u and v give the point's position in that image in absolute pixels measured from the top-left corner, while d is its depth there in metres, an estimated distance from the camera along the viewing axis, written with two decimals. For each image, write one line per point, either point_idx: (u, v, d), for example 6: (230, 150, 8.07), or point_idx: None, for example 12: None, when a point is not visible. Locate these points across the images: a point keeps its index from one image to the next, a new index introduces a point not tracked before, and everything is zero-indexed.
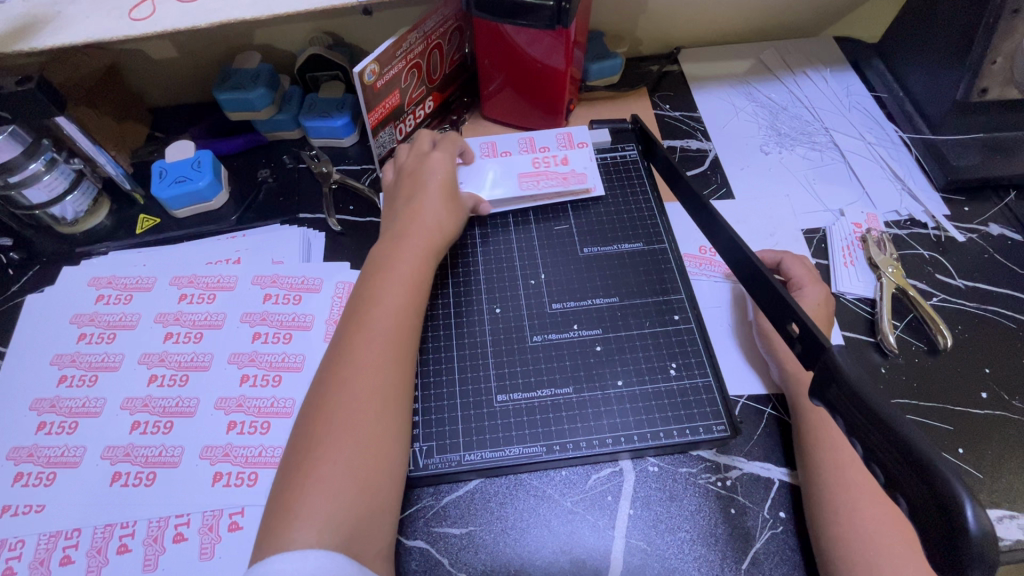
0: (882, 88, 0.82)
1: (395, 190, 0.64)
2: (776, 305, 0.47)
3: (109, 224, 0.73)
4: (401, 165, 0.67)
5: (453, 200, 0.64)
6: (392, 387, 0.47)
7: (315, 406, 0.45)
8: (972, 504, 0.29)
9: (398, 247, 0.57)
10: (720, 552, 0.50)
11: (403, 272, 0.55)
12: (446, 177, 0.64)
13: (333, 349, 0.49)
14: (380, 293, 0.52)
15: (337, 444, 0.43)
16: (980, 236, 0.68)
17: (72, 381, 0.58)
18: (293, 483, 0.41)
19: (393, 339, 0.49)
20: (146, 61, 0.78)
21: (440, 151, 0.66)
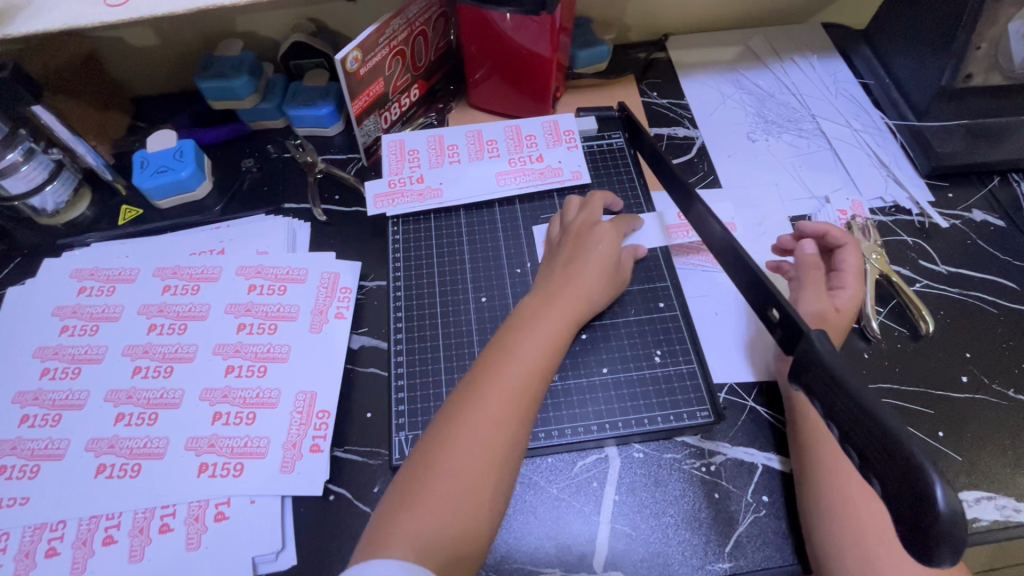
0: (868, 75, 0.82)
1: (554, 254, 0.60)
2: (757, 294, 0.47)
3: (91, 215, 0.72)
4: (568, 226, 0.62)
5: (612, 272, 0.59)
6: (518, 430, 0.44)
7: (439, 428, 0.44)
8: (941, 482, 0.30)
9: (548, 301, 0.54)
10: (703, 536, 0.51)
11: (553, 313, 0.52)
12: (608, 251, 0.59)
13: (472, 374, 0.47)
14: (527, 334, 0.50)
15: (449, 471, 0.42)
16: (963, 223, 0.69)
17: (55, 374, 0.58)
18: (400, 494, 0.41)
19: (530, 379, 0.47)
20: (126, 49, 0.77)
21: (610, 224, 0.62)
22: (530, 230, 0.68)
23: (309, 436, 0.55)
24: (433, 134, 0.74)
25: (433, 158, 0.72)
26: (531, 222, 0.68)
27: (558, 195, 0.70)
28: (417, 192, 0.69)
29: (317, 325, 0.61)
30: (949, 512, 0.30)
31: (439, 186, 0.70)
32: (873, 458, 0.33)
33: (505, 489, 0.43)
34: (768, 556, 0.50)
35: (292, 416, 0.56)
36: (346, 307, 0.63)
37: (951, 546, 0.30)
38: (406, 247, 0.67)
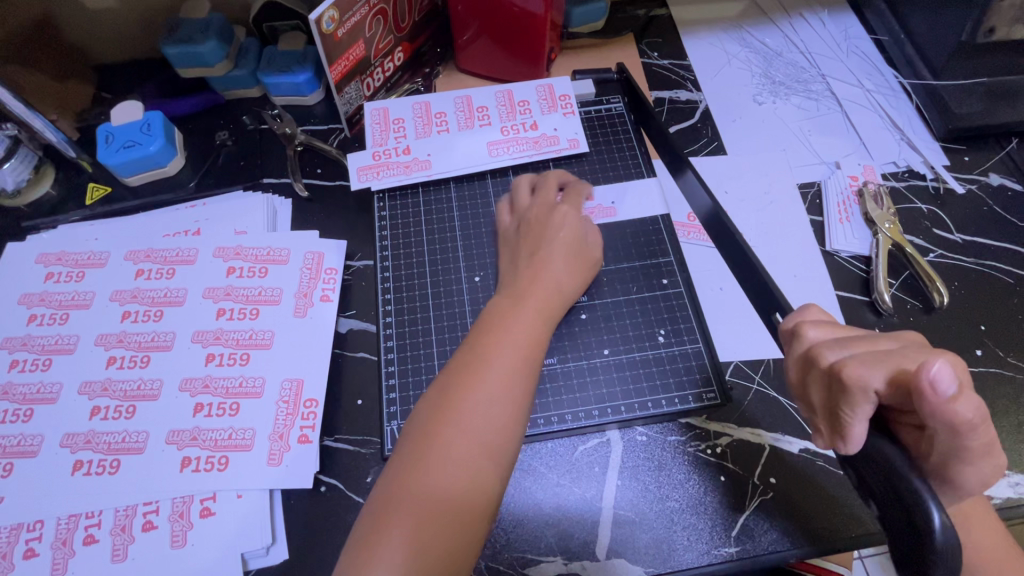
0: (882, 31, 0.77)
1: (514, 248, 0.55)
2: (759, 296, 0.50)
3: (57, 194, 0.67)
4: (524, 215, 0.57)
5: (578, 256, 0.54)
6: (507, 430, 0.41)
7: (415, 444, 0.40)
8: (937, 509, 0.29)
9: (519, 298, 0.49)
10: (709, 521, 0.49)
11: (532, 305, 0.49)
12: (572, 237, 0.54)
13: (448, 376, 0.43)
14: (505, 328, 0.46)
15: (437, 484, 0.38)
16: (979, 187, 0.66)
17: (24, 366, 0.54)
18: (382, 508, 0.37)
19: (509, 383, 0.43)
20: (84, 13, 0.71)
21: (568, 205, 0.56)
22: None
23: (296, 427, 0.52)
24: (420, 101, 0.69)
25: (420, 127, 0.67)
26: None
27: (554, 165, 0.66)
28: (404, 164, 0.65)
29: (301, 309, 0.58)
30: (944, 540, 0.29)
31: (428, 158, 0.65)
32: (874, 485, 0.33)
33: (494, 504, 0.40)
34: (776, 540, 0.48)
35: (277, 406, 0.53)
36: (332, 289, 0.59)
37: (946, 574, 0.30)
38: (394, 224, 0.63)
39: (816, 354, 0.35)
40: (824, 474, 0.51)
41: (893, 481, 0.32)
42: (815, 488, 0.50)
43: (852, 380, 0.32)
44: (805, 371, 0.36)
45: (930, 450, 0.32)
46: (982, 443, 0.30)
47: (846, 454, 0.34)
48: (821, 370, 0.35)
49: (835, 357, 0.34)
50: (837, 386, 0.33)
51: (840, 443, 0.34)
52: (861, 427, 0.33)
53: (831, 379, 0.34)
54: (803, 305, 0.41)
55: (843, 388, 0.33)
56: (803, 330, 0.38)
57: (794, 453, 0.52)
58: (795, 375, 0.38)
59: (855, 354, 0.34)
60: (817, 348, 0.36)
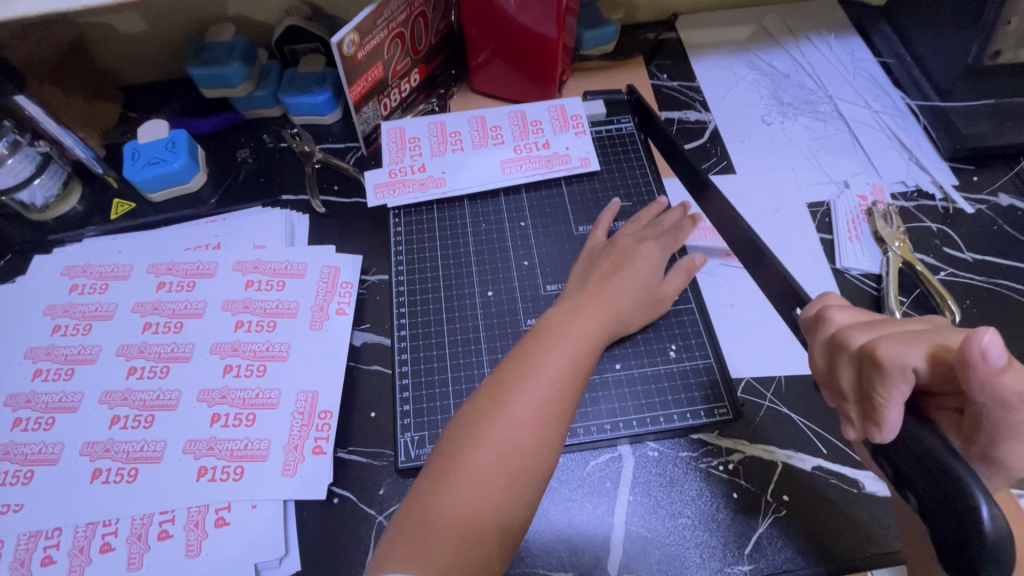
0: (888, 54, 0.79)
1: (594, 263, 0.57)
2: (782, 296, 0.52)
3: (83, 209, 0.69)
4: (615, 240, 0.59)
5: (648, 297, 0.55)
6: (542, 450, 0.41)
7: (459, 442, 0.41)
8: (986, 502, 0.28)
9: (575, 316, 0.49)
10: (722, 538, 0.49)
11: (585, 326, 0.48)
12: (649, 277, 0.55)
13: (493, 387, 0.43)
14: (556, 347, 0.46)
15: (466, 497, 0.38)
16: (988, 207, 0.66)
17: (47, 375, 0.56)
18: (413, 512, 0.38)
19: (557, 398, 0.43)
20: (114, 36, 0.74)
21: (656, 245, 0.58)
22: (537, 220, 0.65)
23: (311, 438, 0.53)
24: (435, 120, 0.71)
25: (435, 146, 0.69)
26: (538, 211, 0.66)
27: (566, 183, 0.68)
28: (419, 181, 0.66)
29: (318, 322, 0.59)
30: (995, 536, 0.28)
31: (442, 175, 0.67)
32: (910, 472, 0.32)
33: (522, 519, 0.40)
34: (790, 558, 0.48)
35: (293, 417, 0.54)
36: (348, 303, 0.60)
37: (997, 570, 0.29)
38: (408, 238, 0.64)
39: (845, 335, 0.35)
40: (836, 491, 0.51)
41: (933, 471, 0.30)
42: (829, 507, 0.50)
43: (888, 360, 0.31)
44: (833, 357, 0.36)
45: (971, 428, 0.31)
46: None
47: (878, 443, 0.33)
48: (851, 354, 0.34)
49: (864, 339, 0.34)
50: (871, 368, 0.32)
51: (874, 431, 0.32)
52: (896, 412, 0.31)
53: (862, 363, 0.33)
54: (822, 296, 0.41)
55: (876, 368, 0.32)
56: (831, 314, 0.37)
57: (806, 470, 0.52)
58: (823, 362, 0.37)
59: (884, 335, 0.33)
60: (846, 332, 0.35)
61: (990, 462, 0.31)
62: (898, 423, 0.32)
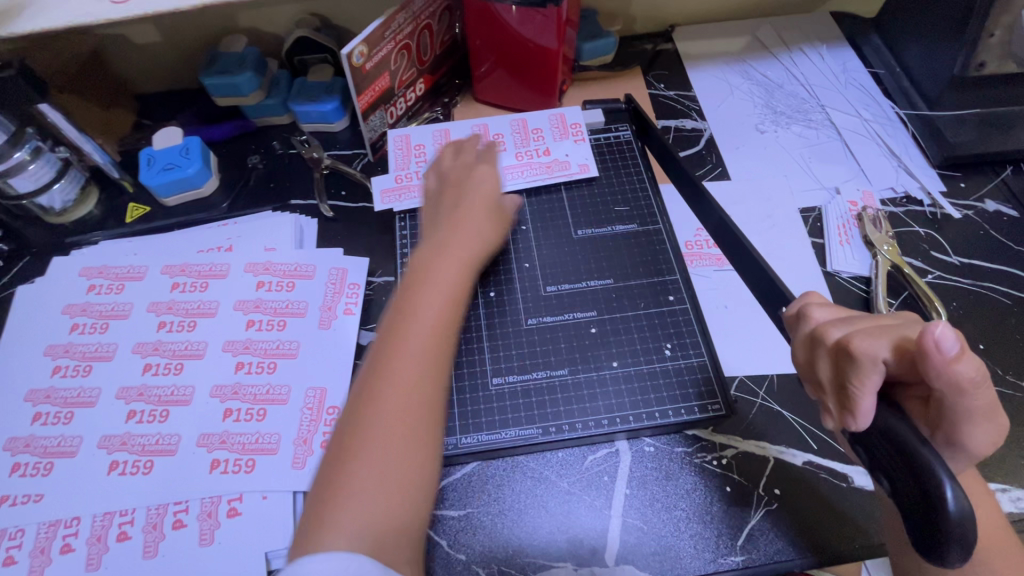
0: (879, 65, 0.81)
1: (438, 199, 0.59)
2: (769, 297, 0.54)
3: (99, 213, 0.72)
4: (445, 174, 0.62)
5: (498, 213, 0.60)
6: (434, 394, 0.43)
7: (352, 426, 0.41)
8: (952, 484, 0.30)
9: (441, 251, 0.52)
10: (715, 530, 0.51)
11: (452, 263, 0.51)
12: (490, 194, 0.60)
13: (375, 350, 0.44)
14: (424, 291, 0.48)
15: (372, 459, 0.40)
16: (975, 213, 0.68)
17: (66, 371, 0.58)
18: (326, 487, 0.39)
19: (432, 355, 0.44)
20: (131, 47, 0.77)
21: (486, 166, 0.62)
22: (537, 223, 0.68)
23: (319, 432, 0.55)
24: (439, 128, 0.73)
25: None
26: (538, 215, 0.68)
27: (565, 188, 0.70)
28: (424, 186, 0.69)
29: (326, 321, 0.61)
30: (959, 513, 0.30)
31: None
32: (885, 460, 0.34)
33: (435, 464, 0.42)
34: (781, 549, 0.50)
35: (302, 412, 0.56)
36: (355, 303, 0.62)
37: (960, 548, 0.31)
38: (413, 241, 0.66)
39: (821, 330, 0.37)
40: (827, 485, 0.52)
41: (906, 458, 0.32)
42: (819, 500, 0.52)
43: (861, 352, 0.33)
44: (811, 350, 0.38)
45: (940, 417, 0.33)
46: (987, 403, 0.32)
47: (853, 430, 0.35)
48: (828, 348, 0.36)
49: (839, 334, 0.36)
50: (846, 360, 0.34)
51: (849, 419, 0.35)
52: (870, 401, 0.33)
53: (838, 355, 0.35)
54: (806, 292, 0.43)
55: (851, 360, 0.34)
56: (808, 310, 0.39)
57: (797, 465, 0.53)
58: (802, 355, 0.39)
59: (856, 330, 0.35)
60: (822, 327, 0.37)
61: (955, 448, 0.33)
62: (871, 411, 0.34)
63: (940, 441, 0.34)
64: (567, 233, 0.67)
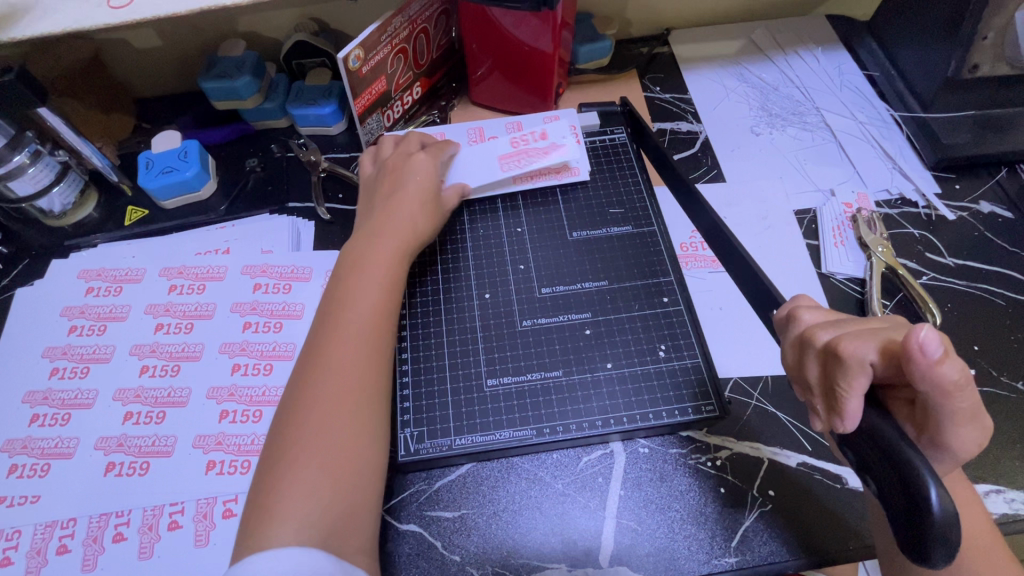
0: (874, 67, 0.81)
1: (374, 188, 0.62)
2: (759, 297, 0.54)
3: (98, 217, 0.72)
4: (384, 163, 0.64)
5: (434, 201, 0.62)
6: (365, 390, 0.47)
7: (284, 422, 0.45)
8: (935, 485, 0.30)
9: (370, 252, 0.55)
10: (709, 531, 0.51)
11: (378, 265, 0.54)
12: (428, 183, 0.62)
13: (307, 353, 0.48)
14: (350, 296, 0.51)
15: (308, 459, 0.43)
16: (970, 214, 0.68)
17: (64, 373, 0.58)
18: (264, 485, 0.42)
19: (357, 344, 0.48)
20: (131, 52, 0.78)
21: (424, 155, 0.64)
22: (533, 225, 0.68)
23: None
24: (435, 131, 0.74)
25: None
26: (534, 217, 0.68)
27: (560, 191, 0.70)
28: None
29: None
30: (943, 516, 0.30)
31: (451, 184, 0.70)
32: (873, 464, 0.34)
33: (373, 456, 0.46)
34: (775, 551, 0.50)
35: None
36: None
37: (945, 550, 0.31)
38: None
39: (810, 333, 0.37)
40: (820, 487, 0.53)
41: (890, 460, 0.33)
42: (812, 501, 0.52)
43: (848, 354, 0.33)
44: (800, 353, 0.38)
45: (926, 419, 0.33)
46: (971, 406, 0.31)
47: (843, 432, 0.35)
48: (817, 350, 0.36)
49: (827, 336, 0.36)
50: (834, 362, 0.34)
51: (838, 421, 0.35)
52: (856, 403, 0.34)
53: (826, 358, 0.35)
54: (796, 295, 0.43)
55: (839, 362, 0.34)
56: (799, 313, 0.39)
57: (791, 466, 0.54)
58: (792, 358, 0.39)
59: (846, 332, 0.35)
60: (811, 330, 0.37)
61: (940, 450, 0.33)
62: (860, 412, 0.34)
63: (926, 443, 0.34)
64: (562, 236, 0.67)
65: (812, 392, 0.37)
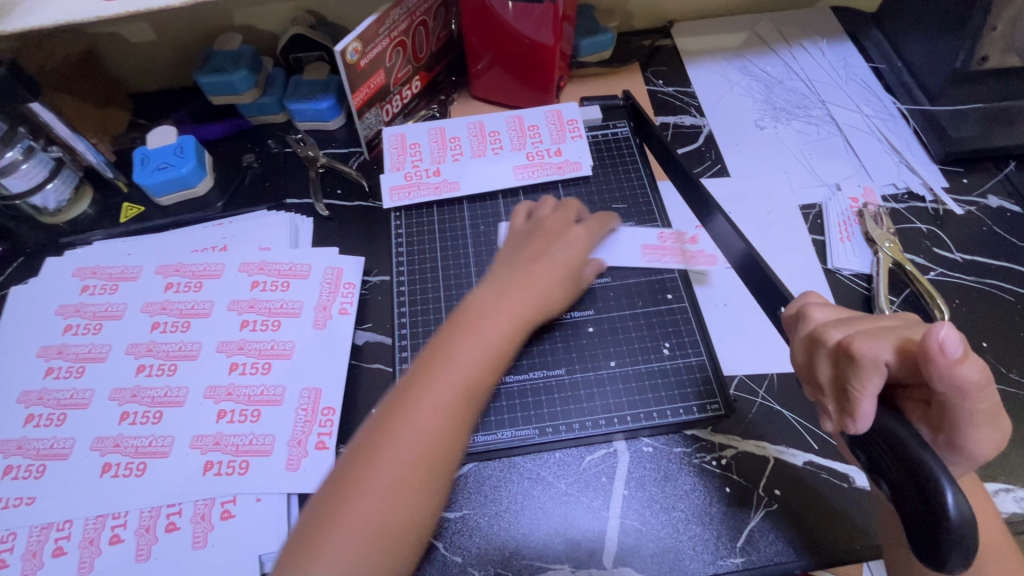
0: (880, 59, 0.80)
1: (519, 243, 0.58)
2: (766, 295, 0.54)
3: (93, 213, 0.71)
4: (538, 221, 0.60)
5: (573, 277, 0.57)
6: (448, 446, 0.42)
7: (352, 468, 0.40)
8: (952, 488, 0.30)
9: (501, 297, 0.51)
10: (714, 531, 0.50)
11: (500, 316, 0.49)
12: (574, 258, 0.57)
13: (401, 389, 0.43)
14: (466, 341, 0.46)
15: (368, 505, 0.38)
16: (978, 209, 0.67)
17: (59, 373, 0.58)
18: (316, 523, 0.38)
19: (452, 410, 0.42)
20: (125, 46, 0.77)
21: (582, 228, 0.60)
22: None
23: (314, 433, 0.54)
24: (435, 126, 0.73)
25: (436, 152, 0.71)
26: None
27: (562, 187, 0.69)
28: (434, 184, 0.68)
29: (320, 321, 0.60)
30: (960, 520, 0.29)
31: (456, 180, 0.69)
32: (886, 467, 0.33)
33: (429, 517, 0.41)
34: (781, 551, 0.49)
35: (296, 413, 0.55)
36: (350, 303, 0.62)
37: (962, 554, 0.30)
38: (409, 240, 0.66)
39: (820, 332, 0.36)
40: (826, 486, 0.52)
41: (905, 462, 0.32)
42: (819, 499, 0.51)
43: (863, 354, 0.32)
44: (810, 352, 0.37)
45: (941, 420, 0.32)
46: (990, 407, 0.30)
47: (853, 433, 0.34)
48: (827, 350, 0.35)
49: (840, 335, 0.35)
50: (846, 362, 0.34)
51: (850, 422, 0.34)
52: (870, 404, 0.33)
53: (839, 357, 0.34)
54: (806, 292, 0.42)
55: (852, 362, 0.33)
56: (808, 310, 0.38)
57: (798, 465, 0.53)
58: (801, 357, 0.38)
59: (859, 331, 0.34)
60: (822, 329, 0.36)
61: (956, 452, 0.32)
62: (872, 413, 0.33)
63: (941, 444, 0.33)
64: None
65: (821, 393, 0.37)
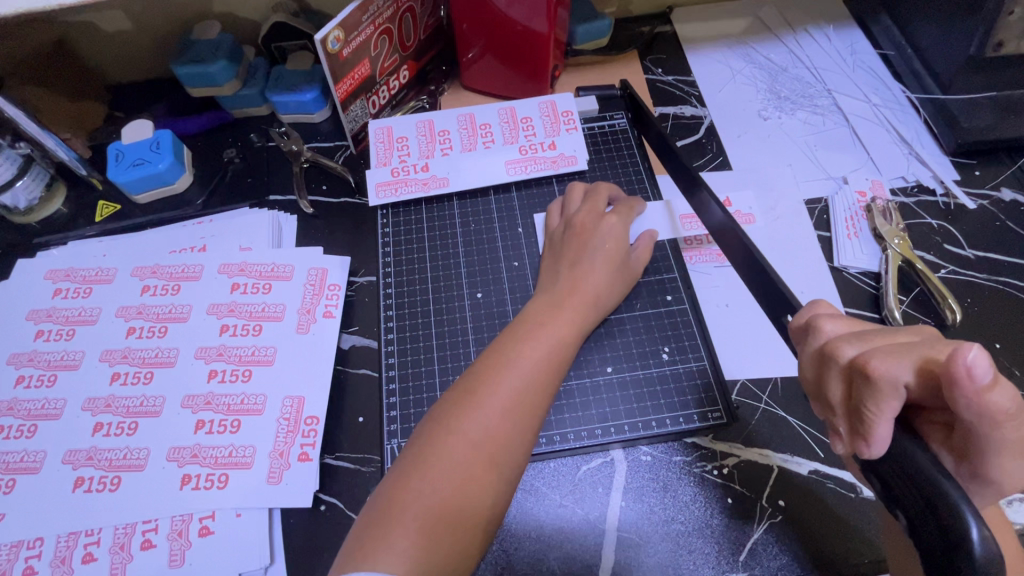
0: (888, 46, 0.77)
1: (562, 245, 0.56)
2: (768, 297, 0.49)
3: (67, 212, 0.68)
4: (570, 220, 0.58)
5: (620, 271, 0.55)
6: (514, 443, 0.41)
7: (419, 455, 0.40)
8: (974, 520, 0.27)
9: (558, 303, 0.51)
10: (715, 545, 0.48)
11: (563, 321, 0.49)
12: (616, 249, 0.55)
13: (467, 380, 0.44)
14: (530, 341, 0.46)
15: (433, 492, 0.38)
16: (991, 203, 0.65)
17: (30, 382, 0.55)
18: (382, 509, 0.38)
19: (513, 410, 0.42)
20: (98, 36, 0.73)
21: (617, 218, 0.57)
22: (527, 219, 0.64)
23: (297, 444, 0.52)
24: (423, 118, 0.69)
25: (424, 145, 0.68)
26: (528, 210, 0.65)
27: (557, 182, 0.67)
28: (422, 180, 0.65)
29: (304, 325, 0.58)
30: (984, 556, 0.27)
31: (445, 176, 0.66)
32: (902, 494, 0.31)
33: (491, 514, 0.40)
34: (785, 566, 0.47)
35: (278, 423, 0.53)
36: (335, 305, 0.59)
37: None
38: (396, 239, 0.63)
39: (832, 348, 0.33)
40: (832, 496, 0.49)
41: (924, 491, 0.29)
42: (824, 510, 0.49)
43: (880, 375, 0.30)
44: (821, 368, 0.34)
45: (963, 445, 0.30)
46: (1021, 437, 0.28)
47: (867, 458, 0.32)
48: (840, 367, 0.33)
49: (854, 351, 0.32)
50: (861, 382, 0.31)
51: (863, 447, 0.31)
52: (886, 428, 0.30)
53: (852, 376, 0.32)
54: (814, 301, 0.40)
55: (867, 383, 0.31)
56: (819, 323, 0.36)
57: (802, 474, 0.51)
58: (811, 373, 0.36)
59: (875, 348, 0.32)
60: (834, 344, 0.34)
61: (981, 482, 0.30)
62: (888, 438, 0.30)
63: (963, 472, 0.30)
64: None
65: (834, 411, 0.34)
